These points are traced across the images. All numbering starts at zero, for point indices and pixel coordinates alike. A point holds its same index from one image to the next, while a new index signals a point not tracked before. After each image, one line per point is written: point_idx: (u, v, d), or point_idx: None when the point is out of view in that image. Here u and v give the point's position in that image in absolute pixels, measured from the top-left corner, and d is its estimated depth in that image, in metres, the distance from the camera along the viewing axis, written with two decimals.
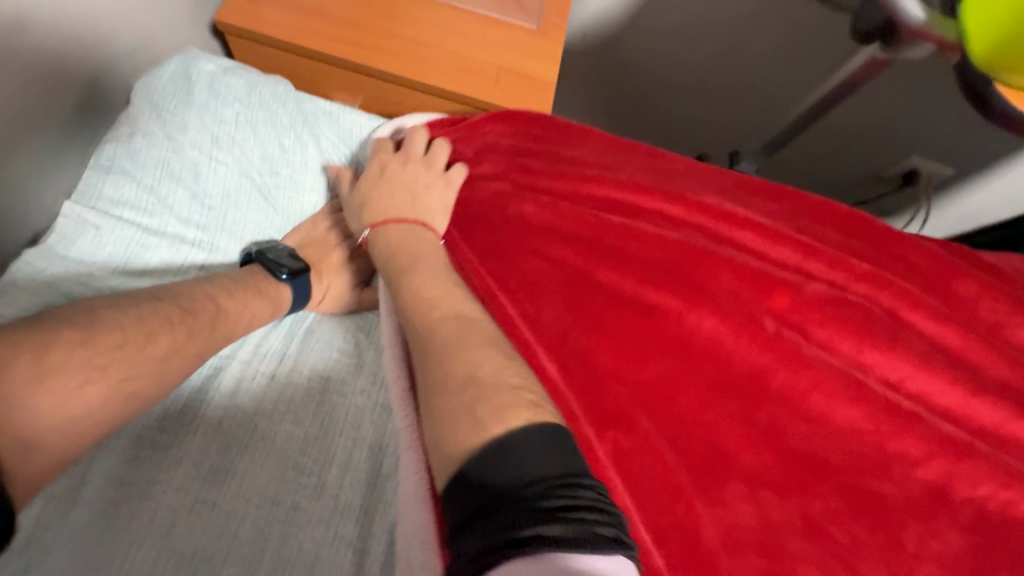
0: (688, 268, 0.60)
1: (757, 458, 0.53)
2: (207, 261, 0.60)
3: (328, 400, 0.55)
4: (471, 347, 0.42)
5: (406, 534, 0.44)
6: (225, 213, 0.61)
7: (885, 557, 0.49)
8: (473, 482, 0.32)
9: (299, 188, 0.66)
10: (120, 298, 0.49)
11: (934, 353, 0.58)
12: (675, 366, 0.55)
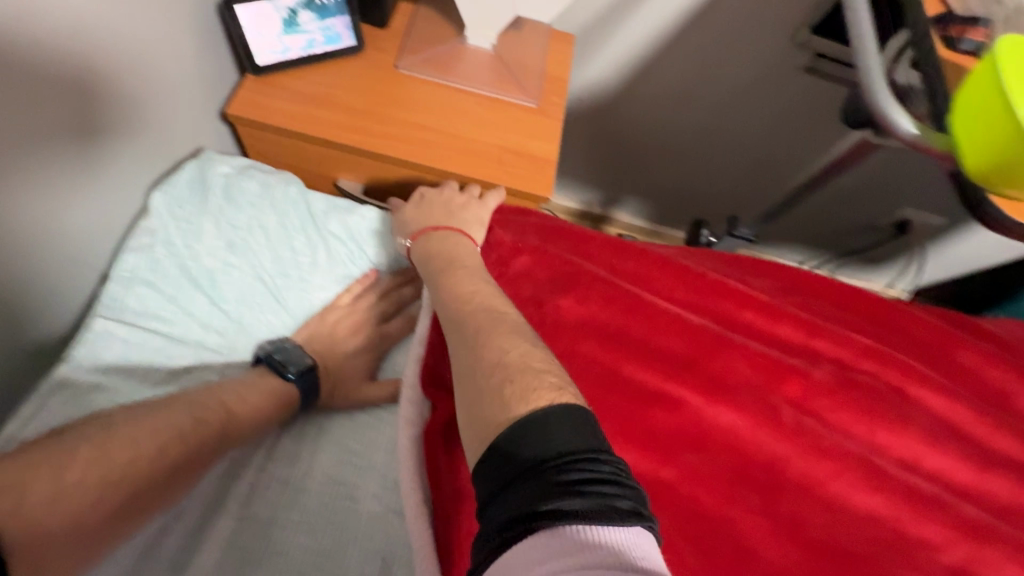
0: (683, 347, 0.62)
1: (785, 555, 0.52)
2: (225, 365, 0.62)
3: (340, 506, 0.55)
4: (499, 335, 0.44)
5: None
6: (242, 317, 0.64)
7: None
8: (497, 452, 0.36)
9: (310, 287, 0.68)
10: (137, 407, 0.49)
11: (943, 433, 0.60)
12: (695, 460, 0.56)
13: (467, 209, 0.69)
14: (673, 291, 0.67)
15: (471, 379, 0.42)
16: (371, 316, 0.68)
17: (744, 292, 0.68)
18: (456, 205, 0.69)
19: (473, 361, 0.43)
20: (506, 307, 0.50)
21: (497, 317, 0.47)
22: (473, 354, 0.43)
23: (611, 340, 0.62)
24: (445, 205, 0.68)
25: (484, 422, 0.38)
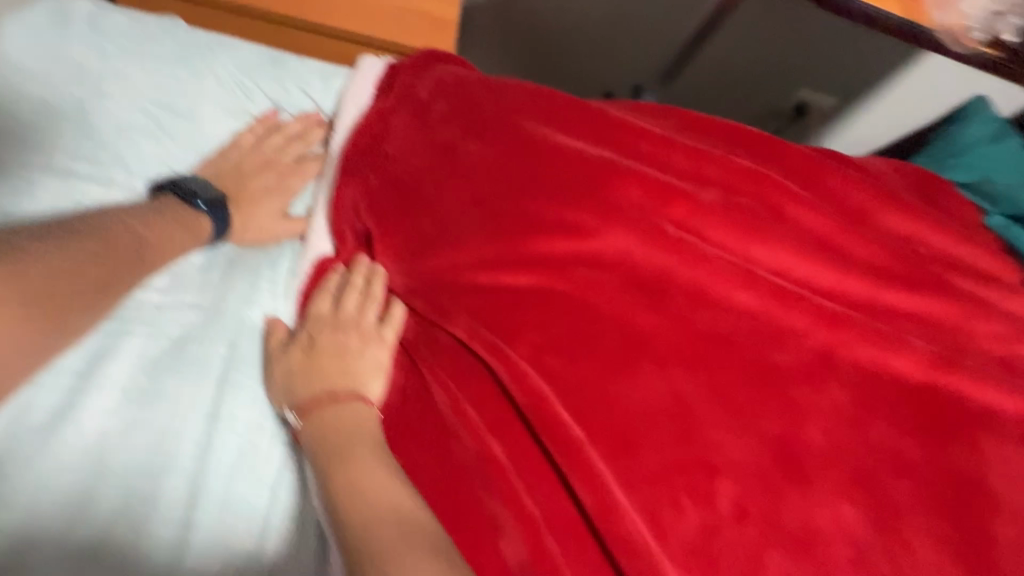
0: (579, 175, 0.63)
1: (670, 342, 0.60)
2: (106, 186, 0.65)
3: (247, 317, 0.63)
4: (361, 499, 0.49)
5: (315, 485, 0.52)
6: (108, 144, 0.67)
7: (775, 405, 0.60)
8: None
9: (194, 120, 0.72)
10: (45, 236, 0.52)
11: (808, 241, 0.69)
12: (589, 273, 0.60)
13: (367, 352, 0.57)
14: (576, 128, 0.68)
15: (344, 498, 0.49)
16: (273, 152, 0.71)
17: (643, 128, 0.69)
18: (353, 348, 0.57)
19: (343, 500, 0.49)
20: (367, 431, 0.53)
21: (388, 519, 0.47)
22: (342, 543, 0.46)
23: (508, 179, 0.62)
24: (329, 356, 0.56)
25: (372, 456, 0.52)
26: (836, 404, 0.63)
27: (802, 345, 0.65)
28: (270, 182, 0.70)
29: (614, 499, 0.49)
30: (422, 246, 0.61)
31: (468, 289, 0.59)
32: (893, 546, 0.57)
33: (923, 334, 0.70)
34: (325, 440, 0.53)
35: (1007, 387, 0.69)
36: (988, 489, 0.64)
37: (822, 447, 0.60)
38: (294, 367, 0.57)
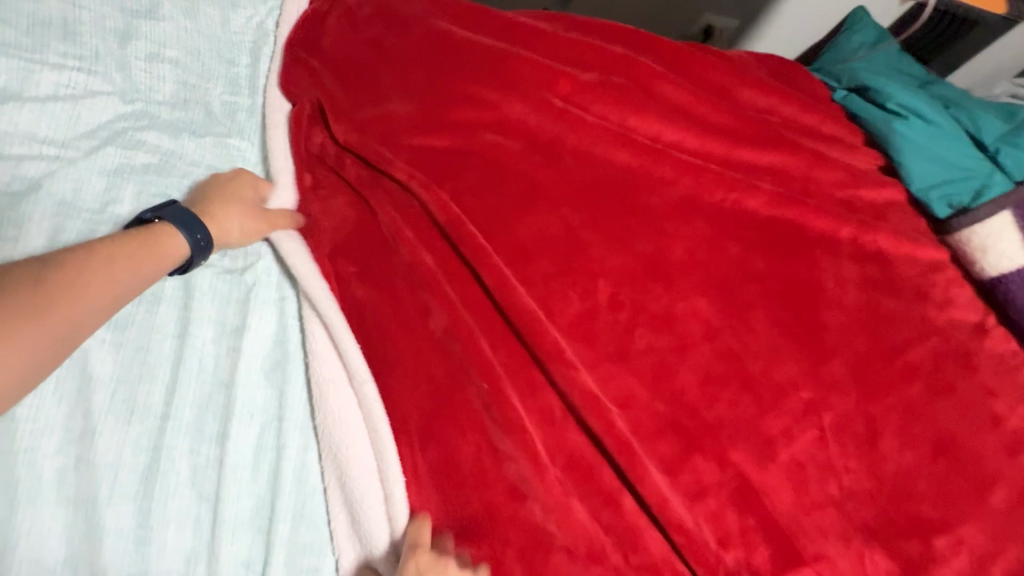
0: (481, 61, 0.78)
1: (563, 188, 0.76)
2: (92, 84, 0.70)
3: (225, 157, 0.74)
4: None
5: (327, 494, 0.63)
6: (90, 44, 0.71)
7: (649, 233, 0.77)
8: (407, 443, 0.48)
9: (159, 17, 0.76)
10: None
11: (674, 112, 0.85)
12: (496, 138, 0.76)
13: None
14: (478, 29, 0.83)
15: None
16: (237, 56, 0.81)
17: (533, 25, 0.84)
18: None
19: None
20: None
21: None
22: None
23: (425, 66, 0.78)
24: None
25: None
26: (699, 233, 0.80)
27: (670, 189, 0.82)
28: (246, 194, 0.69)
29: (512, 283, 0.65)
30: (354, 113, 0.76)
31: (401, 145, 0.74)
32: (738, 327, 0.75)
33: (773, 181, 0.88)
34: None
35: (838, 218, 0.88)
36: (821, 291, 0.82)
37: (684, 261, 0.77)
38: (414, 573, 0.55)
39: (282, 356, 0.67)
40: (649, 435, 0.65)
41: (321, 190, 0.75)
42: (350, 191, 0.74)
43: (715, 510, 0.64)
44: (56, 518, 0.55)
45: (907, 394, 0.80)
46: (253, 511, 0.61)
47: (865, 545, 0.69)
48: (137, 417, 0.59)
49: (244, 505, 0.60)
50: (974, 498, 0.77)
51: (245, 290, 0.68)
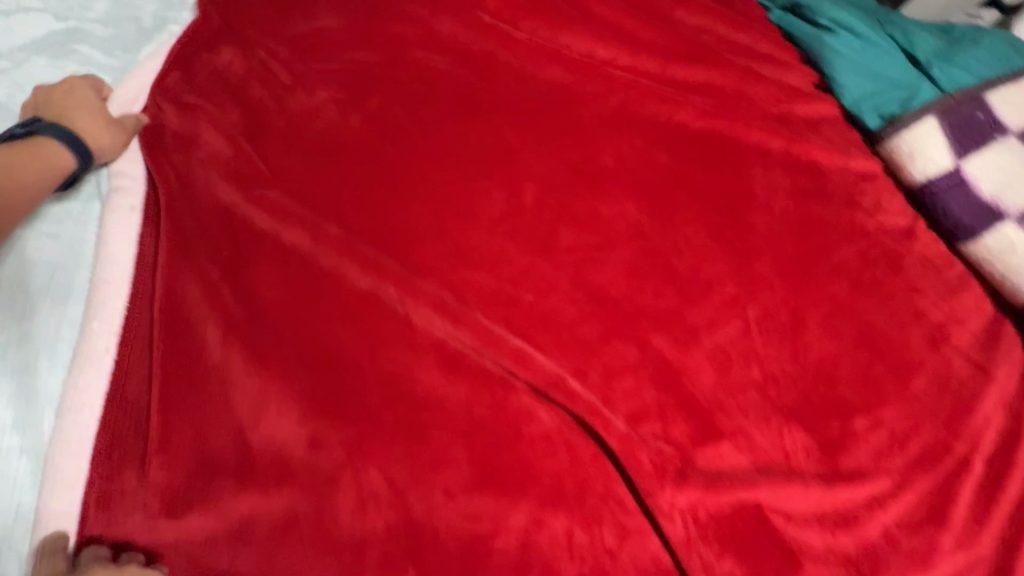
0: None
1: (493, 100, 0.79)
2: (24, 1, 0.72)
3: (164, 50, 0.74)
4: None
5: (250, 413, 0.56)
6: None
7: (579, 141, 0.80)
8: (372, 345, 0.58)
9: None
10: None
11: (606, 30, 0.89)
12: (428, 54, 0.79)
13: None
14: None
15: None
16: None
17: None
18: None
19: None
20: None
21: None
22: None
23: None
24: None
25: None
26: (629, 142, 0.83)
27: (602, 101, 0.84)
28: (94, 101, 0.66)
29: (436, 179, 0.71)
30: (285, 30, 0.78)
31: (333, 57, 0.76)
32: (664, 227, 0.79)
33: (705, 95, 0.90)
34: None
35: (768, 128, 0.91)
36: (749, 198, 0.86)
37: (613, 168, 0.80)
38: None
39: (219, 253, 0.63)
40: (573, 322, 0.69)
41: (228, 78, 0.74)
42: (269, 83, 0.73)
43: (632, 387, 0.68)
44: None
45: (833, 292, 0.84)
46: (206, 382, 0.57)
47: (784, 424, 0.74)
48: (74, 300, 0.59)
49: (197, 376, 0.57)
50: (895, 385, 0.81)
51: (177, 174, 0.67)
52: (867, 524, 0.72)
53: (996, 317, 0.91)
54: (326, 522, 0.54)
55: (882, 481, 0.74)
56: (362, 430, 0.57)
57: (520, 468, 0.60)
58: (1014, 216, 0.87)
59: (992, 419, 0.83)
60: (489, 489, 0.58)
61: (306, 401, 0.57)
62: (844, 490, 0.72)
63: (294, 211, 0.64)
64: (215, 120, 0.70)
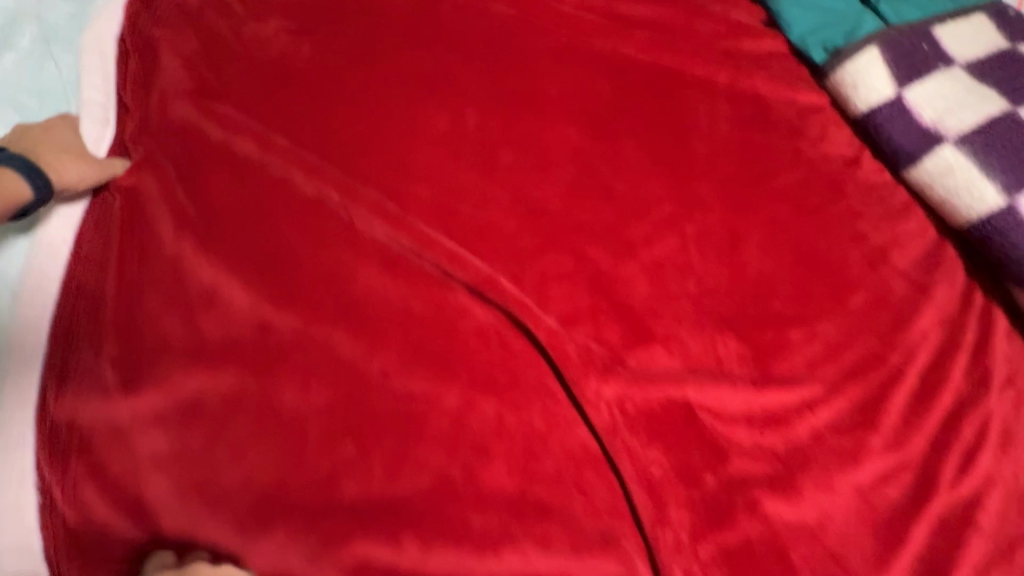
0: None
1: (440, 32, 0.83)
2: None
3: None
4: None
5: (199, 301, 0.62)
6: None
7: (523, 71, 0.84)
8: (330, 245, 0.66)
9: None
10: None
11: None
12: None
13: None
14: None
15: None
16: None
17: None
18: None
19: None
20: None
21: None
22: None
23: None
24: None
25: None
26: (573, 73, 0.87)
27: (547, 35, 0.88)
28: (70, 140, 0.65)
29: (380, 101, 0.75)
30: None
31: None
32: (605, 151, 0.83)
33: (650, 31, 0.94)
34: None
35: (711, 63, 0.95)
36: (690, 127, 0.89)
37: (556, 97, 0.84)
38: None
39: (174, 161, 0.68)
40: (511, 233, 0.73)
41: (187, 10, 0.78)
42: (225, 16, 0.78)
43: (566, 293, 0.72)
44: None
45: (773, 214, 0.87)
46: (157, 274, 0.62)
47: (718, 332, 0.77)
48: None
49: (149, 270, 0.63)
50: (832, 300, 0.85)
51: (141, 96, 0.72)
52: (797, 424, 0.75)
53: (938, 241, 0.94)
54: (268, 395, 0.59)
55: (812, 385, 0.78)
56: (304, 319, 0.62)
57: (454, 357, 0.64)
58: (952, 140, 0.90)
59: (928, 333, 0.86)
60: (423, 374, 0.63)
61: (252, 293, 0.62)
62: (772, 391, 0.76)
63: (243, 122, 0.69)
64: (172, 49, 0.74)
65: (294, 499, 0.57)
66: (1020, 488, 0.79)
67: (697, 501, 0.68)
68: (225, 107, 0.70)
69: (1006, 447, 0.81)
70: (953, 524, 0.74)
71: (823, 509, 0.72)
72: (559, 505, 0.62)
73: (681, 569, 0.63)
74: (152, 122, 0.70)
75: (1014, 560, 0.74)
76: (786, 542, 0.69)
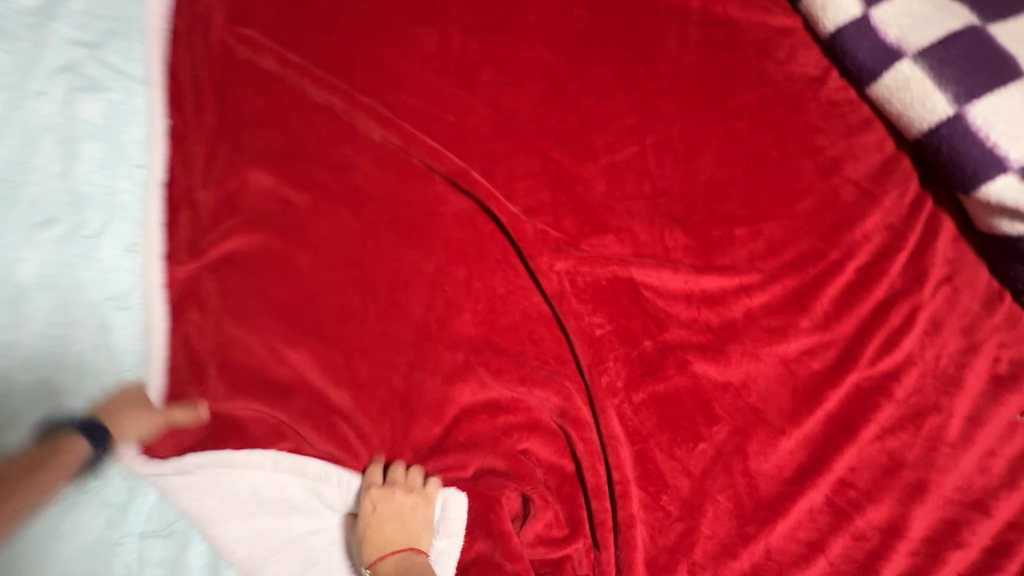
0: None
1: None
2: None
3: None
4: (385, 518, 0.67)
5: (233, 189, 0.79)
6: None
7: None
8: (335, 145, 0.82)
9: None
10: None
11: None
12: None
13: (422, 494, 0.69)
14: None
15: (382, 536, 0.66)
16: None
17: None
18: (413, 500, 0.68)
19: (391, 537, 0.66)
20: (422, 523, 0.68)
21: (406, 526, 0.67)
22: (378, 530, 0.67)
23: None
24: (400, 514, 0.67)
25: (397, 528, 0.67)
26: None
27: None
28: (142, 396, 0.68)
29: (377, 25, 0.88)
30: None
31: None
32: (574, 70, 0.94)
33: None
34: (378, 528, 0.67)
35: None
36: (658, 48, 0.98)
37: (533, 21, 0.95)
38: (369, 507, 0.68)
39: (208, 79, 0.83)
40: (486, 138, 0.87)
41: None
42: None
43: (532, 190, 0.86)
44: (48, 146, 0.72)
45: (730, 127, 0.97)
46: (194, 167, 0.80)
47: (667, 226, 0.89)
48: (104, 95, 0.77)
49: (190, 164, 0.80)
50: (779, 203, 0.94)
51: (183, 19, 0.85)
52: (732, 303, 0.87)
53: (895, 153, 1.01)
54: (288, 253, 0.77)
55: (750, 273, 0.88)
56: (316, 200, 0.79)
57: (433, 235, 0.80)
58: (912, 55, 0.95)
59: (870, 235, 0.95)
60: (408, 246, 0.79)
61: (277, 180, 0.80)
62: (712, 275, 0.87)
63: (265, 48, 0.84)
64: None
65: (311, 329, 0.75)
66: (939, 369, 0.88)
67: (633, 358, 0.82)
68: (247, 33, 0.84)
69: (932, 334, 0.90)
70: (871, 395, 0.84)
71: (747, 373, 0.83)
72: (514, 350, 0.78)
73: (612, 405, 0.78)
74: (194, 44, 0.84)
75: (923, 425, 0.84)
76: (711, 395, 0.82)
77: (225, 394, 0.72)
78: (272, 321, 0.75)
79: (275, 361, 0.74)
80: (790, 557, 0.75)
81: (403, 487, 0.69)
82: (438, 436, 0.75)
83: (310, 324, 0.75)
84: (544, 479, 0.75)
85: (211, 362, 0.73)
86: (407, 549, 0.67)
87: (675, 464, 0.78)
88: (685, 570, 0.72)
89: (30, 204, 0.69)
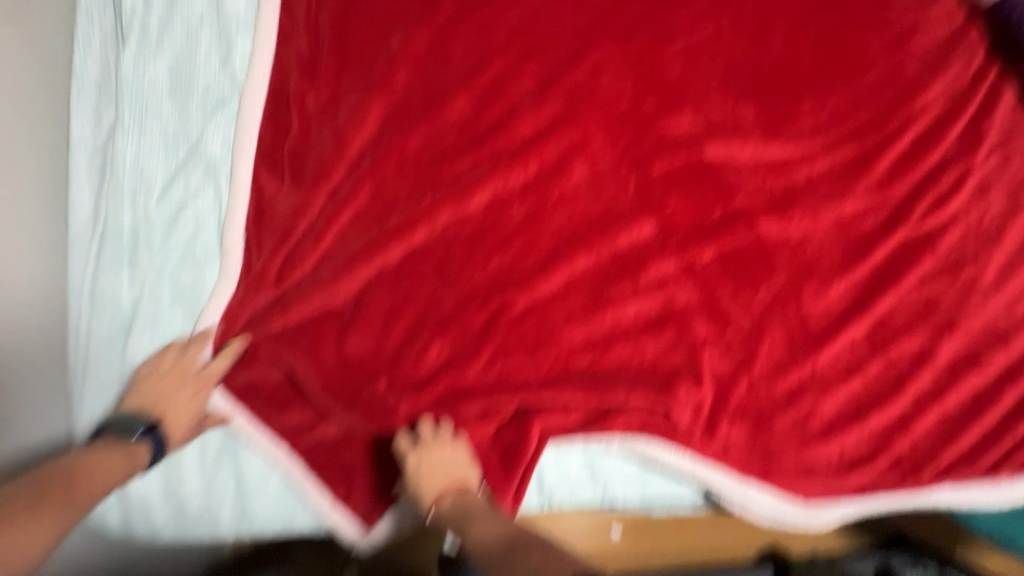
0: None
1: None
2: None
3: None
4: (435, 470, 0.77)
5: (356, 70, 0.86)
6: None
7: None
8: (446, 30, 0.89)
9: None
10: (182, 161, 0.80)
11: None
12: None
13: (454, 449, 0.79)
14: None
15: (434, 482, 0.77)
16: None
17: None
18: (451, 456, 0.78)
19: (447, 487, 0.76)
20: (468, 471, 0.79)
21: (458, 473, 0.78)
22: (436, 482, 0.77)
23: None
24: (445, 461, 0.77)
25: (449, 474, 0.77)
26: None
27: None
28: (191, 402, 0.76)
29: None
30: None
31: None
32: None
33: None
34: (435, 479, 0.77)
35: None
36: None
37: None
38: (414, 463, 0.77)
39: None
40: (573, 19, 0.94)
41: None
42: None
43: (616, 67, 0.93)
44: (211, 36, 0.81)
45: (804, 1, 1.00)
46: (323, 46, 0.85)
47: (738, 100, 0.97)
48: None
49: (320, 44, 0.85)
50: (846, 75, 1.00)
51: None
52: (795, 170, 0.97)
53: (965, 22, 1.04)
54: (404, 129, 0.86)
55: (813, 142, 0.97)
56: (431, 79, 0.88)
57: (531, 109, 0.90)
58: None
59: (931, 105, 1.01)
60: (510, 119, 0.89)
61: (394, 60, 0.86)
62: (778, 144, 0.96)
63: None
64: None
65: (437, 192, 0.85)
66: (981, 227, 0.98)
67: (704, 219, 0.94)
68: None
69: (979, 197, 0.99)
70: (913, 250, 0.96)
71: (805, 231, 0.95)
72: (601, 211, 0.90)
73: (677, 263, 0.91)
74: None
75: (959, 275, 0.96)
76: (772, 249, 0.94)
77: (367, 253, 0.82)
78: (400, 188, 0.85)
79: (382, 239, 0.82)
80: (830, 377, 0.91)
81: (435, 452, 0.78)
82: (550, 288, 0.86)
83: (438, 187, 0.85)
84: (633, 318, 0.88)
85: (352, 223, 0.83)
86: (469, 501, 0.76)
87: (738, 305, 0.92)
88: (744, 384, 0.89)
89: (203, 89, 0.81)
